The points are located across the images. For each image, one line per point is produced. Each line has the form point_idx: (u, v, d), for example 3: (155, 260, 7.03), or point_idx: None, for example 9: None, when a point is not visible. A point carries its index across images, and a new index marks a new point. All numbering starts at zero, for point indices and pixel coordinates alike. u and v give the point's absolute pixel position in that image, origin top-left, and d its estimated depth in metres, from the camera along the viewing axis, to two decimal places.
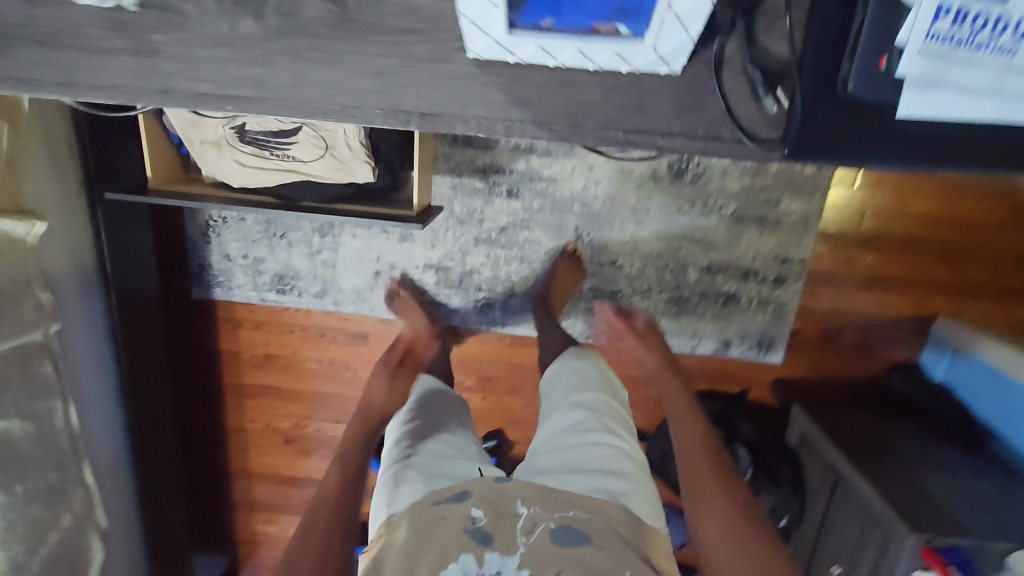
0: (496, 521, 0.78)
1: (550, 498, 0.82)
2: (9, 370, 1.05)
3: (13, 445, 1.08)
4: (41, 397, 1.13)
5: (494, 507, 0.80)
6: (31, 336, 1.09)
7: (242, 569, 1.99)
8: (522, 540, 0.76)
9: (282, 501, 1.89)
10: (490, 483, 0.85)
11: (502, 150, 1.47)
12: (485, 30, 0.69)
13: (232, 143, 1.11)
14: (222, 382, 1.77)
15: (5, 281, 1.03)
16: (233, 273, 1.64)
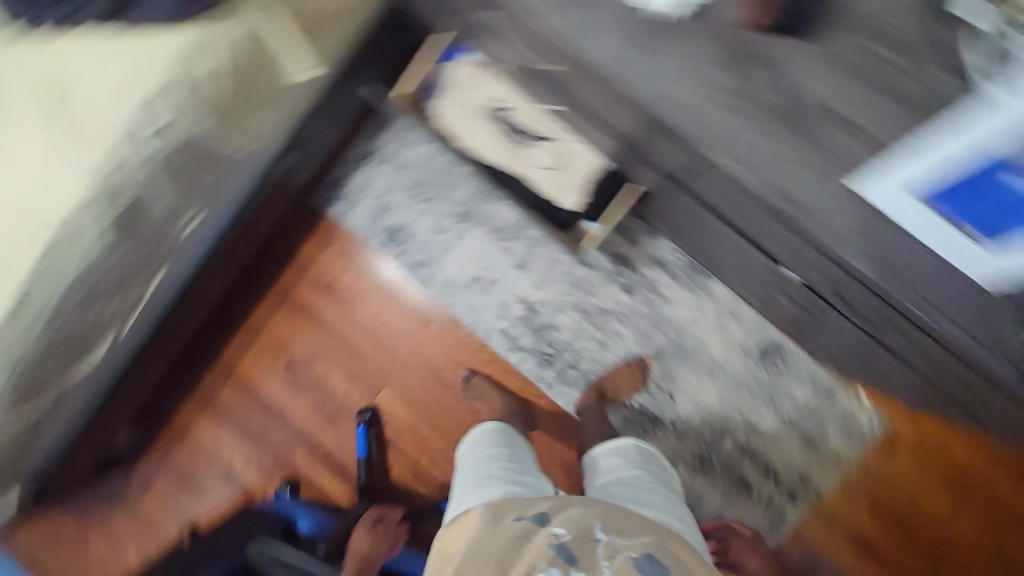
0: (581, 538, 0.96)
1: (627, 524, 0.98)
2: (195, 155, 1.08)
3: (144, 215, 1.07)
4: (190, 193, 1.14)
5: (577, 527, 0.97)
6: (226, 144, 1.13)
7: (151, 454, 1.84)
8: (604, 562, 0.94)
9: (239, 417, 1.80)
10: (569, 505, 1.01)
11: (643, 254, 1.63)
12: (876, 173, 0.63)
13: (488, 116, 1.28)
14: (276, 281, 1.78)
15: (252, 91, 1.10)
16: (361, 202, 1.72)
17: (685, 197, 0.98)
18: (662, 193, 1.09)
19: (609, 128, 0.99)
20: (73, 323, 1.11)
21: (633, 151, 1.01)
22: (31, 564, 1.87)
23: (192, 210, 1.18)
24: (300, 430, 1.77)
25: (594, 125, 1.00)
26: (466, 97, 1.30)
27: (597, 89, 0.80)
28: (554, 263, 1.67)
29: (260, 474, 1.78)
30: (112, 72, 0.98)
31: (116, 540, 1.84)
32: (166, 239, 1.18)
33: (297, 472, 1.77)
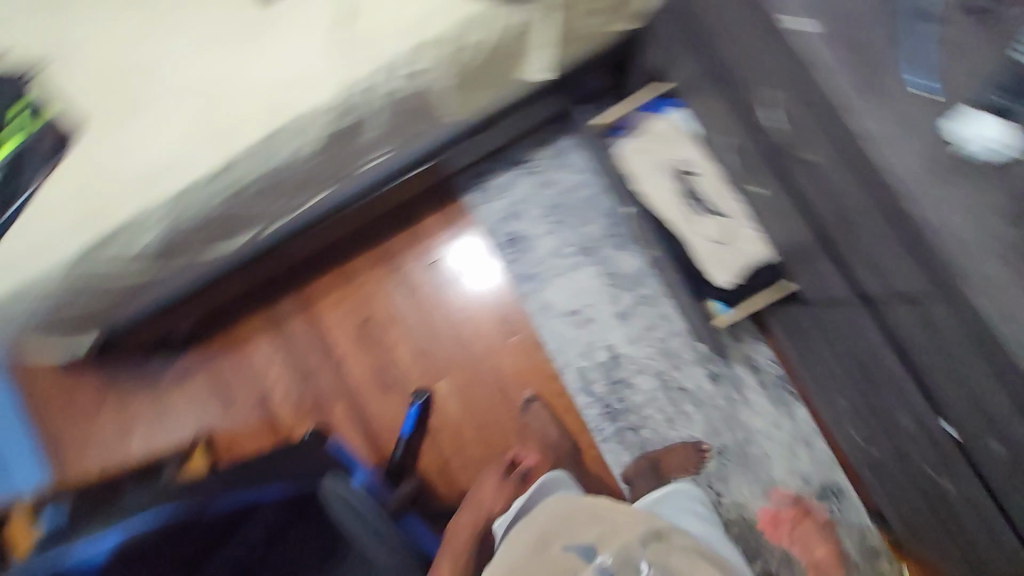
0: (623, 564, 0.98)
1: (674, 560, 0.99)
2: (418, 103, 1.13)
3: (349, 133, 1.10)
4: (390, 132, 1.18)
5: (623, 556, 0.99)
6: (444, 104, 1.18)
7: (198, 352, 1.82)
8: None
9: (297, 349, 1.78)
10: (615, 538, 1.03)
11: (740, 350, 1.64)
12: None
13: (673, 172, 1.32)
14: (386, 238, 1.78)
15: (492, 68, 1.15)
16: (497, 200, 1.76)
17: (867, 318, 0.99)
18: (826, 304, 1.11)
19: (815, 228, 1.00)
20: (243, 207, 1.14)
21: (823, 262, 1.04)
22: (42, 411, 1.85)
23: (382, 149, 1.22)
24: (349, 384, 1.76)
25: (800, 220, 1.03)
26: (655, 151, 1.36)
27: (852, 194, 0.84)
28: (653, 326, 1.68)
29: (294, 411, 1.76)
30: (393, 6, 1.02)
31: (131, 421, 1.82)
32: (348, 164, 1.21)
33: (330, 423, 1.74)
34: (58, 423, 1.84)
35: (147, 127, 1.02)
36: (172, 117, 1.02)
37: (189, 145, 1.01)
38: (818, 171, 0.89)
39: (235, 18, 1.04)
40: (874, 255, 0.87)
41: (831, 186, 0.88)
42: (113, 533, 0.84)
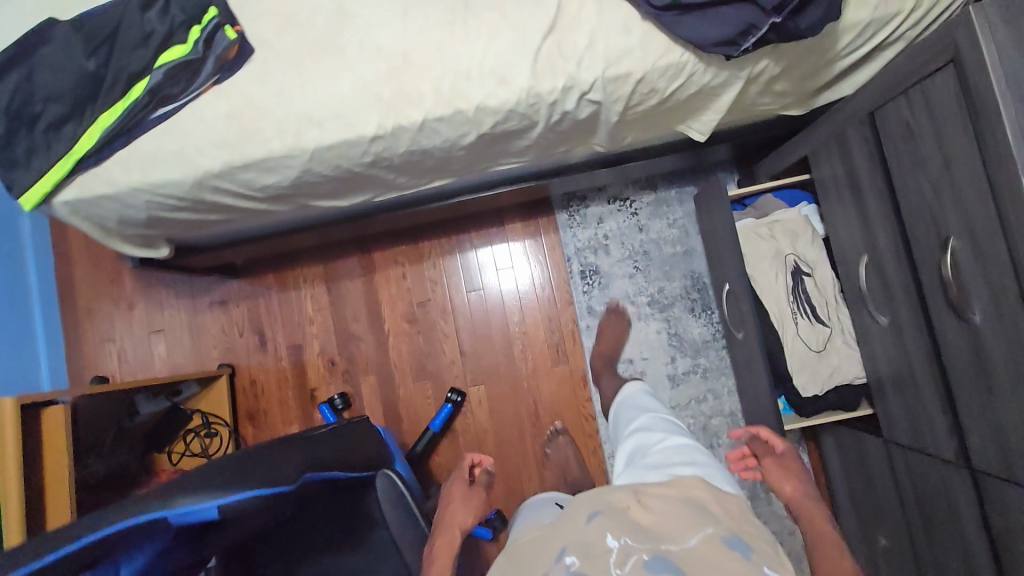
0: (589, 558, 0.71)
1: (645, 520, 0.78)
2: (578, 127, 1.09)
3: (503, 137, 1.06)
4: (538, 146, 1.14)
5: (585, 548, 0.73)
6: (599, 135, 1.14)
7: (245, 284, 1.77)
8: (616, 571, 0.69)
9: (344, 312, 1.75)
10: (577, 532, 0.78)
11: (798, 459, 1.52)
12: None
13: (788, 266, 1.29)
14: (465, 231, 1.74)
15: (660, 115, 1.11)
16: (587, 227, 1.71)
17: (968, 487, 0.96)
18: (915, 450, 1.09)
19: (938, 382, 0.99)
20: (371, 173, 1.09)
21: (933, 414, 1.02)
22: (72, 290, 1.80)
23: (521, 158, 1.18)
24: (387, 361, 1.73)
25: (927, 368, 1.00)
26: (776, 237, 1.31)
27: (1013, 374, 0.81)
28: (702, 399, 1.65)
29: (325, 371, 1.73)
30: (601, 27, 0.95)
31: (161, 327, 1.78)
32: (484, 163, 1.17)
33: (357, 392, 1.72)
34: (86, 305, 1.80)
35: (314, 73, 0.96)
36: (340, 70, 0.96)
37: (352, 106, 0.96)
38: (982, 336, 0.86)
39: None
40: (1012, 437, 0.85)
41: (990, 354, 0.85)
42: (215, 498, 0.76)
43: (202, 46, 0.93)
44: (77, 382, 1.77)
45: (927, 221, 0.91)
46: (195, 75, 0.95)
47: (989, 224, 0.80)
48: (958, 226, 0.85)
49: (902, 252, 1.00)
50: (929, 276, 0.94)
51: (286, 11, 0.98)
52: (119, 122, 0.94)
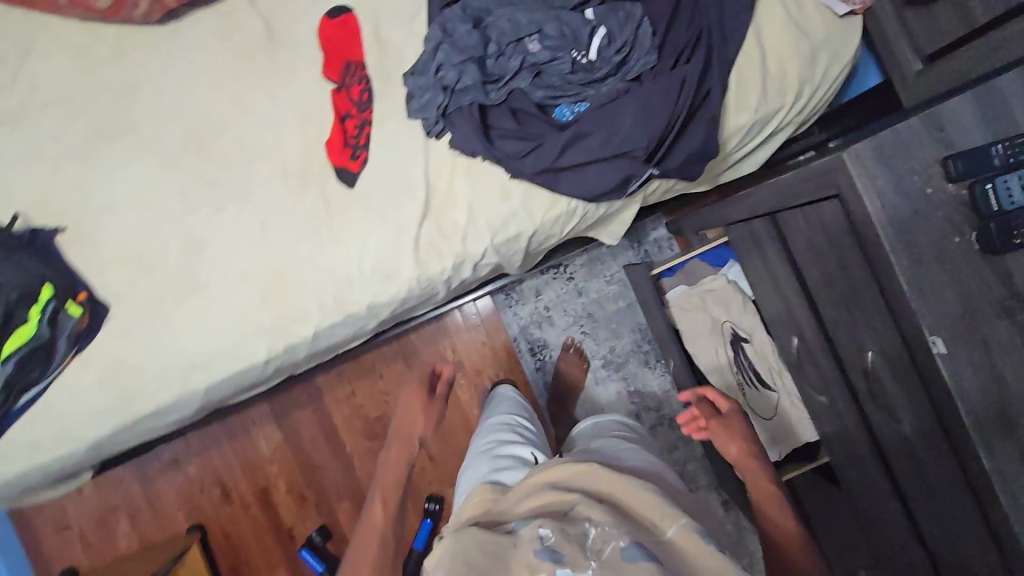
0: (562, 535, 0.64)
1: (618, 501, 0.72)
2: (480, 279, 1.02)
3: (405, 312, 0.99)
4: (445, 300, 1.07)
5: (559, 522, 0.66)
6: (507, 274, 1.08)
7: (193, 439, 1.70)
8: (591, 556, 0.63)
9: (301, 443, 1.69)
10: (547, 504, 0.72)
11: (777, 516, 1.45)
12: None
13: (724, 337, 1.31)
14: (404, 335, 1.68)
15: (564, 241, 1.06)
16: (526, 302, 1.67)
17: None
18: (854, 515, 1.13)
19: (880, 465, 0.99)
20: (276, 376, 1.02)
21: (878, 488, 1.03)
22: None
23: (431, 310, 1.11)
24: (356, 482, 1.69)
25: (867, 453, 1.01)
26: (709, 308, 1.32)
27: (943, 489, 0.82)
28: (674, 449, 1.64)
29: (296, 506, 1.69)
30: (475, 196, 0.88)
31: (115, 502, 1.70)
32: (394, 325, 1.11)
33: (335, 521, 1.68)
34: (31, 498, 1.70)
35: (185, 316, 0.88)
36: (212, 310, 0.88)
37: (235, 341, 0.89)
38: (912, 445, 0.86)
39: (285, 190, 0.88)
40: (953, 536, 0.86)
41: (921, 463, 0.85)
42: None
43: (46, 328, 0.83)
44: None
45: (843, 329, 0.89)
46: (50, 356, 0.85)
47: (901, 352, 0.80)
48: (874, 343, 0.86)
49: (828, 345, 0.99)
50: (856, 376, 0.93)
51: (135, 252, 0.88)
52: None
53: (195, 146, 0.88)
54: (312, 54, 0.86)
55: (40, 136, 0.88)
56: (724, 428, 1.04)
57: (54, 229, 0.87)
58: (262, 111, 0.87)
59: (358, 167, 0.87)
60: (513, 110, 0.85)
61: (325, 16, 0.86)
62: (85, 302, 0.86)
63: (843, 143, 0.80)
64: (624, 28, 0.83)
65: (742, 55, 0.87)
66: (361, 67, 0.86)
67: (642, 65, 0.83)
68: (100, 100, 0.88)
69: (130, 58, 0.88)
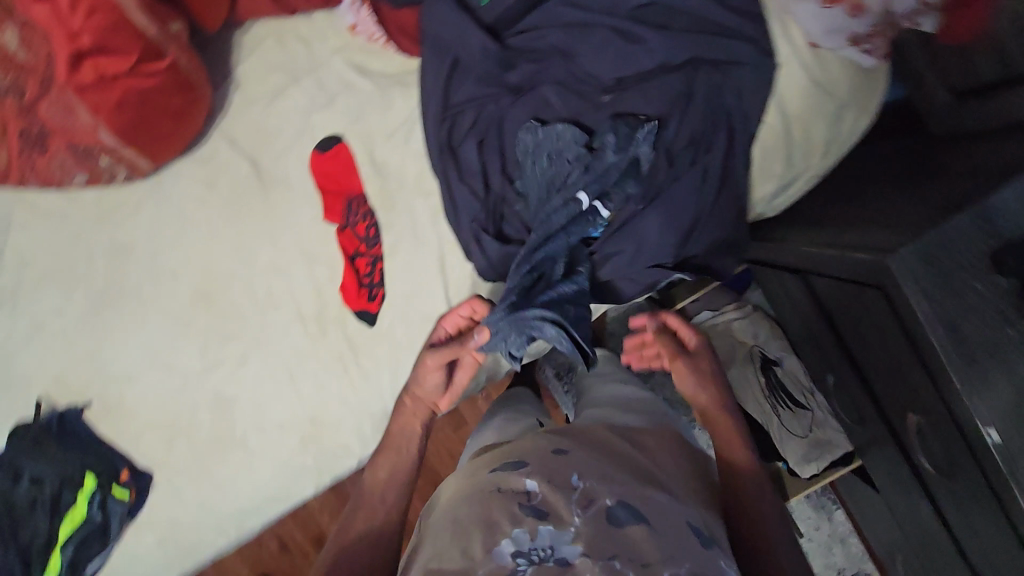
0: (549, 486, 0.55)
1: (619, 467, 0.61)
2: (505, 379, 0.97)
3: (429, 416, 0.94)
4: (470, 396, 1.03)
5: (547, 475, 0.56)
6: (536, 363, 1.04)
7: None
8: (579, 512, 0.52)
9: None
10: (549, 457, 0.60)
11: (813, 527, 1.40)
12: None
13: (754, 360, 1.26)
14: None
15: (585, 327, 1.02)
16: None
17: None
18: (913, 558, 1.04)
19: (924, 525, 0.94)
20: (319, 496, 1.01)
21: (919, 540, 0.98)
22: None
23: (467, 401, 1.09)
24: None
25: (924, 512, 0.92)
26: (736, 333, 1.29)
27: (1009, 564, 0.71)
28: None
29: None
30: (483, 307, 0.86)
31: None
32: None
33: None
34: None
35: (229, 470, 0.87)
36: (254, 460, 0.87)
37: (281, 485, 0.88)
38: (964, 507, 0.78)
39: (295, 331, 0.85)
40: None
41: (985, 541, 0.76)
42: None
43: (98, 511, 0.84)
44: None
45: (893, 400, 0.83)
46: (106, 533, 0.85)
47: (948, 423, 0.71)
48: (917, 408, 0.77)
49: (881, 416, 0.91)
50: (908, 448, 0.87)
51: (161, 418, 0.86)
52: None
53: (205, 301, 0.85)
54: (309, 193, 0.84)
55: (44, 312, 0.85)
56: (693, 372, 0.88)
57: (79, 408, 0.85)
58: (266, 257, 0.85)
59: (377, 306, 0.84)
60: (530, 335, 0.76)
61: (315, 149, 0.84)
62: (128, 481, 0.85)
63: (891, 227, 0.71)
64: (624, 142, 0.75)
65: (763, 130, 0.81)
66: (361, 200, 0.83)
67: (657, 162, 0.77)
68: (94, 267, 0.85)
69: (123, 217, 0.85)
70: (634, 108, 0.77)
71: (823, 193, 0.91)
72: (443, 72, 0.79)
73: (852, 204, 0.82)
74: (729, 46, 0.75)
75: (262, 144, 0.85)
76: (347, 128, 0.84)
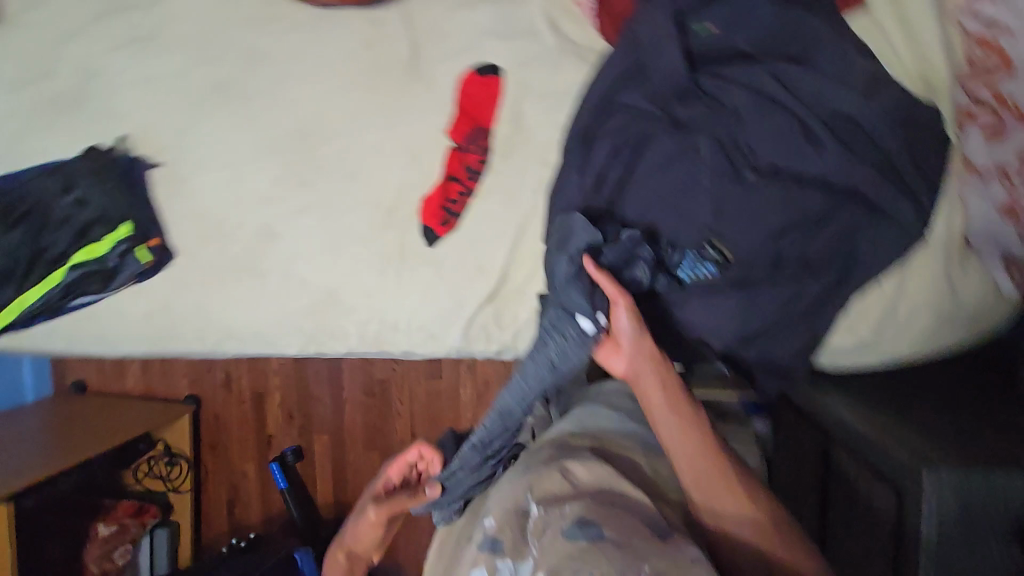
0: (507, 524, 0.71)
1: (573, 482, 0.73)
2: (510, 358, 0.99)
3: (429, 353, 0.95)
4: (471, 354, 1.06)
5: (506, 512, 0.73)
6: None
7: None
8: (533, 539, 0.68)
9: (309, 375, 1.83)
10: (509, 487, 0.77)
11: None
12: None
13: None
14: None
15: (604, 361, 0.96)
16: None
17: None
18: None
19: None
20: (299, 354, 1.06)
21: None
22: None
23: None
24: (341, 422, 1.83)
25: None
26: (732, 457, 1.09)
27: None
28: None
29: (282, 422, 1.87)
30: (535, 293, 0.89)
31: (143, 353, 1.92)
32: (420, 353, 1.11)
33: (309, 447, 1.86)
34: None
35: (238, 293, 0.91)
36: (262, 296, 0.91)
37: (273, 330, 0.93)
38: None
39: (362, 213, 0.87)
40: None
41: None
42: None
43: (115, 259, 0.88)
44: (55, 385, 1.95)
45: None
46: (110, 280, 0.90)
47: None
48: None
49: None
50: None
51: (210, 215, 0.89)
52: (35, 307, 0.91)
53: (301, 140, 0.87)
54: (446, 102, 0.84)
55: (164, 67, 0.87)
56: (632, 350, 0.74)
57: (149, 163, 0.89)
58: (372, 135, 0.86)
59: (444, 232, 0.85)
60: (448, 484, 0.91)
61: (474, 68, 0.84)
62: (154, 249, 0.89)
63: (932, 440, 0.70)
64: (690, 262, 0.79)
65: (875, 288, 0.79)
66: (485, 136, 0.84)
67: (752, 264, 0.77)
68: (226, 54, 0.86)
69: (276, 28, 0.85)
70: (760, 212, 0.76)
71: (875, 375, 0.89)
72: (625, 67, 0.78)
73: (908, 404, 0.80)
74: (895, 201, 0.73)
75: (430, 34, 0.85)
76: (511, 66, 0.84)
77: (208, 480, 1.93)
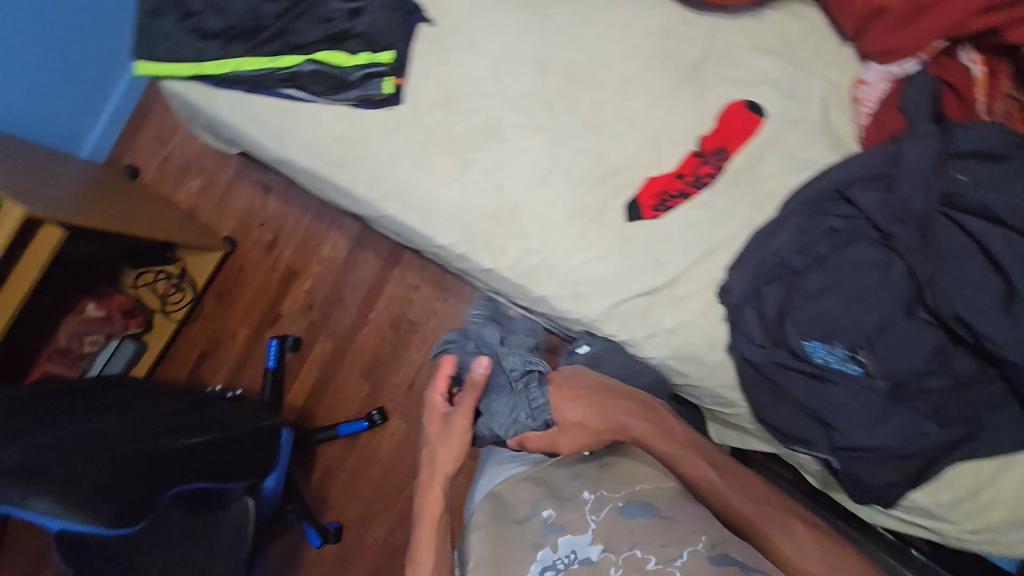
0: (564, 504, 0.71)
1: (621, 475, 0.75)
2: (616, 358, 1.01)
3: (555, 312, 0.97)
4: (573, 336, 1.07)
5: (559, 498, 0.73)
6: None
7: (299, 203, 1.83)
8: (591, 517, 0.69)
9: (351, 280, 1.80)
10: (558, 477, 0.78)
11: None
12: None
13: None
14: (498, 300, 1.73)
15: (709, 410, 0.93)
16: None
17: None
18: None
19: None
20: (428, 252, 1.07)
21: None
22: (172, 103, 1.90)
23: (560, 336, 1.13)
24: (353, 338, 1.80)
25: None
26: None
27: None
28: None
29: (300, 308, 1.83)
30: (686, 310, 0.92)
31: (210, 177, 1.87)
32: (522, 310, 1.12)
33: (310, 343, 1.82)
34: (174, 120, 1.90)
35: (432, 164, 0.93)
36: (453, 178, 0.93)
37: (442, 213, 0.94)
38: None
39: (583, 162, 0.91)
40: None
41: None
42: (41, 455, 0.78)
43: (358, 75, 0.92)
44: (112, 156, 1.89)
45: None
46: (338, 90, 0.93)
47: None
48: None
49: None
50: None
51: (451, 87, 0.93)
52: (254, 74, 0.93)
53: (566, 75, 0.93)
54: (706, 116, 0.92)
55: None
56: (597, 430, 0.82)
57: (427, 19, 0.95)
58: (628, 105, 0.92)
59: (648, 214, 0.90)
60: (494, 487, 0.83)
61: (746, 102, 0.91)
62: (395, 88, 0.93)
63: None
64: (838, 358, 0.84)
65: (974, 462, 0.86)
66: (725, 158, 0.90)
67: (890, 383, 0.82)
68: None
69: None
70: (913, 345, 0.81)
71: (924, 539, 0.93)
72: (874, 170, 0.86)
73: None
74: None
75: (719, 56, 0.93)
76: (773, 118, 0.91)
77: (198, 321, 1.86)
